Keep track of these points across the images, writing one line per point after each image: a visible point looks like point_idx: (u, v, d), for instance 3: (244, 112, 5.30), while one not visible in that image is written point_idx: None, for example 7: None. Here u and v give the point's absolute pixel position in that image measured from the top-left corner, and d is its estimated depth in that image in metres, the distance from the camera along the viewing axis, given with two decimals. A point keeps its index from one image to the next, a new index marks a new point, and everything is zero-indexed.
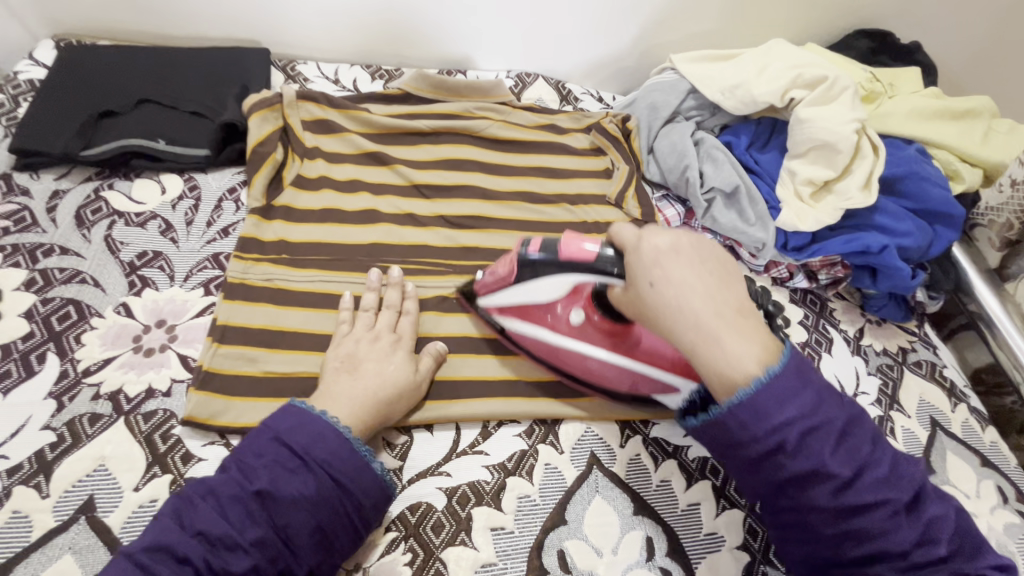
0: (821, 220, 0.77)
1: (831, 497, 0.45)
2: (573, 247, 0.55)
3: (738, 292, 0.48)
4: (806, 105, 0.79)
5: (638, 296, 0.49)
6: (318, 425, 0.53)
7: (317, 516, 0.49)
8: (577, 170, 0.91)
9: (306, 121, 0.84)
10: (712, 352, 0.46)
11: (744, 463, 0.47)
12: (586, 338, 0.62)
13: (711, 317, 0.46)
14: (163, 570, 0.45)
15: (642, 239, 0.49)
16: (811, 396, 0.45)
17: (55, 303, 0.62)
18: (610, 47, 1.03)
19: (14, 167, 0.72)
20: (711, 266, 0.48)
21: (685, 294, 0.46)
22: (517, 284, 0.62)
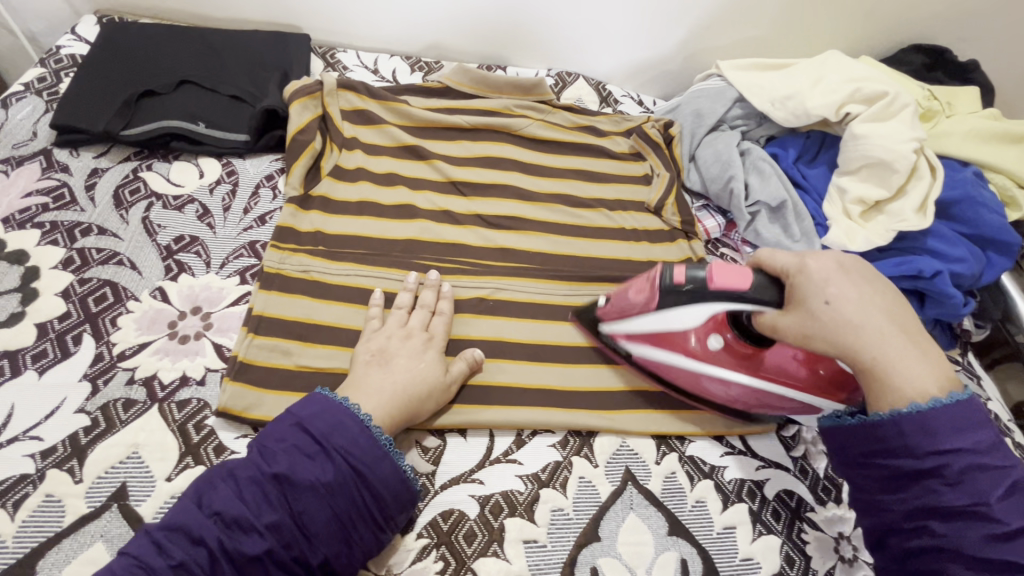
0: (872, 240, 0.74)
1: (984, 543, 0.43)
2: (727, 276, 0.53)
3: (904, 313, 0.50)
4: (863, 120, 0.77)
5: (808, 315, 0.50)
6: (340, 413, 0.52)
7: (333, 505, 0.49)
8: (617, 175, 0.89)
9: (345, 110, 0.83)
10: (899, 369, 0.47)
11: (887, 476, 0.47)
12: (720, 362, 0.62)
13: (891, 334, 0.48)
14: (177, 550, 0.45)
15: (809, 261, 0.51)
16: (986, 435, 0.45)
17: (91, 284, 0.61)
18: (655, 50, 1.01)
19: (53, 142, 0.72)
20: (877, 287, 0.50)
21: (860, 312, 0.48)
22: (655, 312, 0.60)
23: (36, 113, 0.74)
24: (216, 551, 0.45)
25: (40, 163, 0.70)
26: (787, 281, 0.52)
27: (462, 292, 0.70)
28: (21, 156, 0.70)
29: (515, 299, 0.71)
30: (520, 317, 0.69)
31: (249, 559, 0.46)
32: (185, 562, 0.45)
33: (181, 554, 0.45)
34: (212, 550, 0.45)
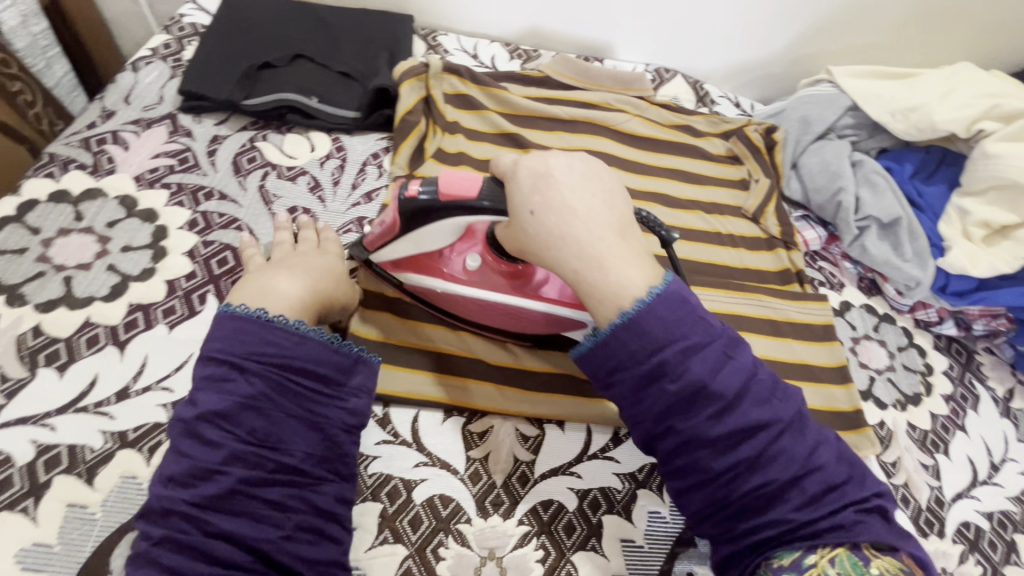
0: (996, 266, 0.72)
1: (711, 422, 0.43)
2: (456, 184, 0.49)
3: (619, 214, 0.47)
4: (998, 139, 0.74)
5: (520, 228, 0.47)
6: (230, 325, 0.46)
7: (277, 408, 0.44)
8: (713, 178, 0.86)
9: (447, 94, 0.83)
10: (598, 279, 0.45)
11: (629, 389, 0.44)
12: (484, 283, 0.57)
13: (590, 238, 0.45)
14: (155, 527, 0.40)
15: (519, 166, 0.47)
16: (690, 315, 0.44)
17: (215, 247, 0.64)
18: (760, 51, 0.97)
19: (179, 108, 0.75)
20: (589, 188, 0.47)
21: (565, 220, 0.45)
22: (404, 235, 0.55)
23: (163, 79, 0.77)
24: (188, 513, 0.40)
25: (167, 127, 0.73)
26: (504, 188, 0.48)
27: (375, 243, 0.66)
28: (150, 118, 0.73)
29: None
30: None
31: (226, 495, 0.41)
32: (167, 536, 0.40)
33: (158, 530, 0.40)
34: (184, 514, 0.40)
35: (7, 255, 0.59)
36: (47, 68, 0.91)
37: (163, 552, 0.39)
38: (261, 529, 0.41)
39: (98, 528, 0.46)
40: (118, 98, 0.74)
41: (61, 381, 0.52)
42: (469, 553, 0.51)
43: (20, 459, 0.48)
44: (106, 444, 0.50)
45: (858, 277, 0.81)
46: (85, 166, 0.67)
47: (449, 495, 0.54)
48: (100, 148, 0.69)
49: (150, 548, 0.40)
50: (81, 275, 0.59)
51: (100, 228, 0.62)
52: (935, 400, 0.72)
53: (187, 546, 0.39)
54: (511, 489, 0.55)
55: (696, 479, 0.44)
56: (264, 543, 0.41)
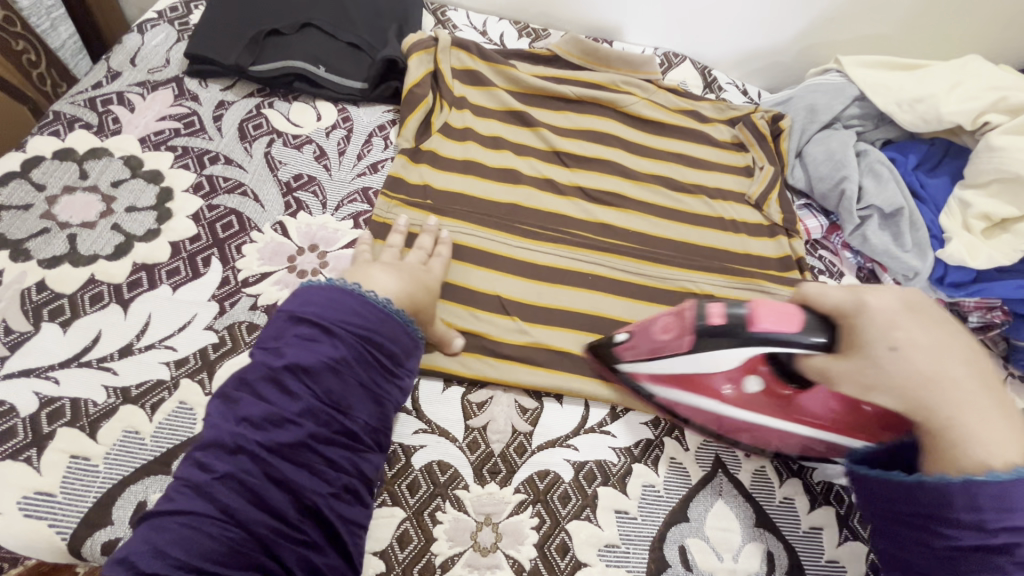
0: (994, 258, 0.72)
1: None
2: (775, 317, 0.49)
3: (984, 368, 0.46)
4: (1003, 132, 0.74)
5: (868, 360, 0.45)
6: (337, 294, 0.51)
7: (353, 376, 0.48)
8: (718, 164, 0.86)
9: (456, 69, 0.82)
10: (971, 431, 0.43)
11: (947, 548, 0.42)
12: (758, 406, 0.57)
13: (967, 387, 0.43)
14: (220, 464, 0.43)
15: (870, 299, 0.46)
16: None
17: (219, 211, 0.64)
18: (769, 40, 0.97)
19: (185, 71, 0.74)
20: (953, 332, 0.46)
21: (935, 362, 0.44)
22: (686, 353, 0.55)
23: (170, 41, 0.76)
24: (257, 454, 0.43)
25: (173, 90, 0.72)
26: (847, 321, 0.47)
27: (532, 255, 0.69)
28: (156, 81, 0.72)
29: (615, 275, 0.70)
30: (624, 295, 0.69)
31: (292, 446, 0.44)
32: (230, 472, 0.42)
33: (223, 465, 0.43)
34: (253, 454, 0.43)
35: (10, 211, 0.59)
36: (52, 29, 0.89)
37: (222, 490, 0.42)
38: (316, 481, 0.45)
39: (99, 480, 0.47)
40: (124, 59, 0.73)
41: (64, 336, 0.53)
42: (465, 518, 0.52)
43: (23, 410, 0.48)
44: (109, 399, 0.50)
45: (857, 267, 0.82)
46: (90, 126, 0.66)
47: (447, 462, 0.54)
48: (106, 108, 0.68)
49: (211, 482, 0.42)
50: (85, 233, 0.59)
51: (105, 187, 0.62)
52: None
53: (246, 486, 0.42)
54: (508, 459, 0.56)
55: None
56: (315, 496, 0.44)
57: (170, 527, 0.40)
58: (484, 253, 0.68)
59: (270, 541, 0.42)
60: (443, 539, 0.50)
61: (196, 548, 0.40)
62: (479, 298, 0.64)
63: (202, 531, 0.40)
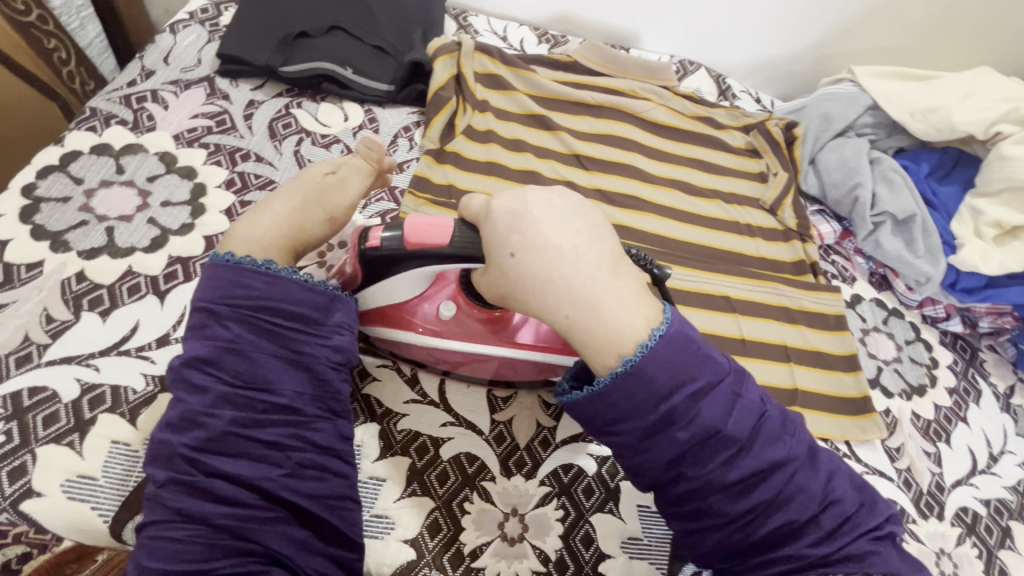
0: (1005, 265, 0.74)
1: (725, 467, 0.42)
2: (423, 230, 0.47)
3: (610, 247, 0.46)
4: (1014, 142, 0.76)
5: (501, 271, 0.45)
6: (221, 273, 0.46)
7: (259, 351, 0.45)
8: (734, 170, 0.87)
9: (478, 73, 0.84)
10: (592, 319, 0.43)
11: (632, 438, 0.42)
12: (461, 332, 0.56)
13: (582, 278, 0.43)
14: (159, 471, 0.41)
15: (494, 207, 0.46)
16: (696, 356, 0.43)
17: (252, 207, 0.65)
18: (784, 49, 0.99)
19: (217, 71, 0.76)
20: (579, 221, 0.46)
21: (552, 263, 0.43)
22: (371, 283, 0.53)
23: (201, 42, 0.78)
24: (186, 455, 0.41)
25: (205, 89, 0.74)
26: (483, 229, 0.46)
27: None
28: (188, 80, 0.74)
29: None
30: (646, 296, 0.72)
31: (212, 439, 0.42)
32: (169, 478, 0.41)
33: (161, 473, 0.41)
34: (183, 456, 0.41)
35: (50, 203, 0.60)
36: (81, 28, 0.90)
37: (167, 494, 0.41)
38: (260, 468, 0.43)
39: (142, 464, 0.48)
40: (157, 59, 0.75)
41: (104, 325, 0.54)
42: (492, 508, 0.53)
43: (66, 396, 0.50)
44: (147, 387, 0.52)
45: (869, 272, 0.83)
46: (125, 123, 0.68)
47: (475, 453, 0.56)
48: (140, 105, 0.70)
49: (158, 491, 0.41)
50: (122, 226, 0.60)
51: (141, 182, 0.64)
52: (939, 392, 0.74)
53: (200, 480, 0.41)
54: (533, 452, 0.57)
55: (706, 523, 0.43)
56: (266, 482, 0.43)
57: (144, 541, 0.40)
58: None
59: (241, 530, 0.41)
60: (471, 528, 0.52)
61: (168, 554, 0.39)
62: None
63: (164, 537, 0.40)
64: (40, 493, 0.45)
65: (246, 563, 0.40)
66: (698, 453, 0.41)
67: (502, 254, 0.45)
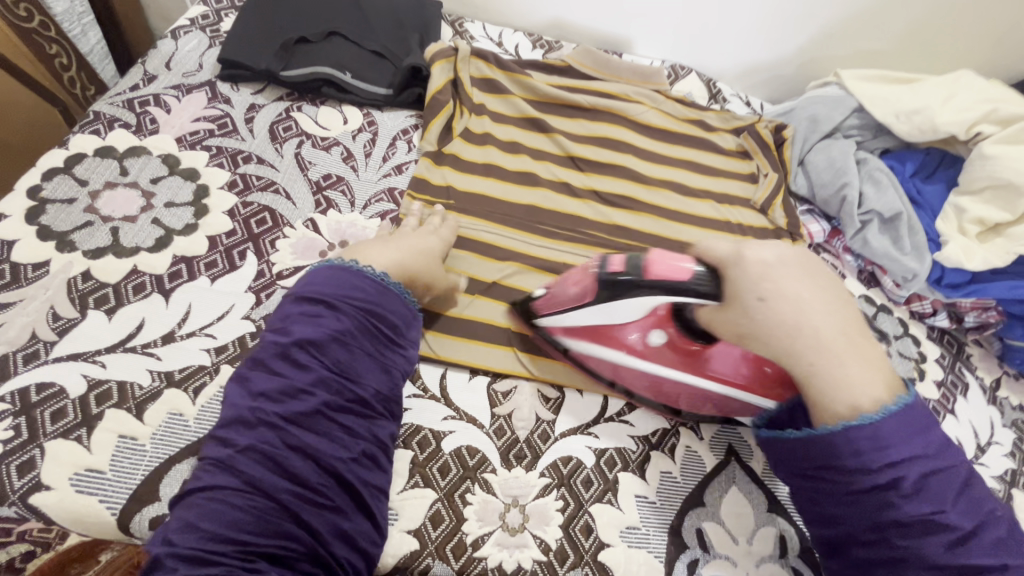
0: (988, 261, 0.76)
1: (946, 550, 0.42)
2: (666, 267, 0.51)
3: (852, 313, 0.48)
4: (995, 141, 0.79)
5: (742, 311, 0.47)
6: (350, 277, 0.51)
7: (357, 347, 0.49)
8: (724, 171, 0.89)
9: (474, 78, 0.86)
10: (835, 376, 0.45)
11: (844, 490, 0.45)
12: (661, 359, 0.60)
13: (831, 337, 0.45)
14: (240, 436, 0.43)
15: (746, 252, 0.48)
16: (935, 436, 0.44)
17: (253, 208, 0.66)
18: (772, 53, 1.02)
19: (217, 76, 0.77)
20: (823, 282, 0.48)
21: (801, 314, 0.45)
22: (590, 304, 0.58)
23: (202, 47, 0.80)
24: (277, 424, 0.44)
25: (206, 93, 0.75)
26: (725, 272, 0.49)
27: (550, 254, 0.73)
28: (190, 84, 0.75)
29: None
30: None
31: (306, 414, 0.45)
32: (253, 444, 0.43)
33: (245, 438, 0.43)
34: (273, 424, 0.44)
35: (55, 204, 0.61)
36: (82, 35, 0.92)
37: (245, 461, 0.42)
38: (334, 447, 0.45)
39: (147, 458, 0.49)
40: (159, 63, 0.76)
41: (110, 323, 0.55)
42: (494, 499, 0.54)
43: (72, 392, 0.50)
44: (153, 382, 0.52)
45: (858, 270, 0.85)
46: (128, 126, 0.69)
47: (475, 446, 0.57)
48: (143, 109, 0.71)
49: (233, 455, 0.42)
50: (127, 226, 0.61)
51: (145, 184, 0.65)
52: (928, 385, 0.76)
53: (219, 464, 0.42)
54: (533, 445, 0.58)
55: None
56: (337, 463, 0.45)
57: (198, 503, 0.40)
58: (504, 251, 0.71)
59: (295, 507, 0.42)
60: (473, 518, 0.53)
61: (226, 520, 0.40)
62: (507, 293, 0.68)
63: (227, 502, 0.40)
64: (48, 487, 0.46)
65: (280, 544, 0.40)
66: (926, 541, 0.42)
67: (747, 295, 0.47)
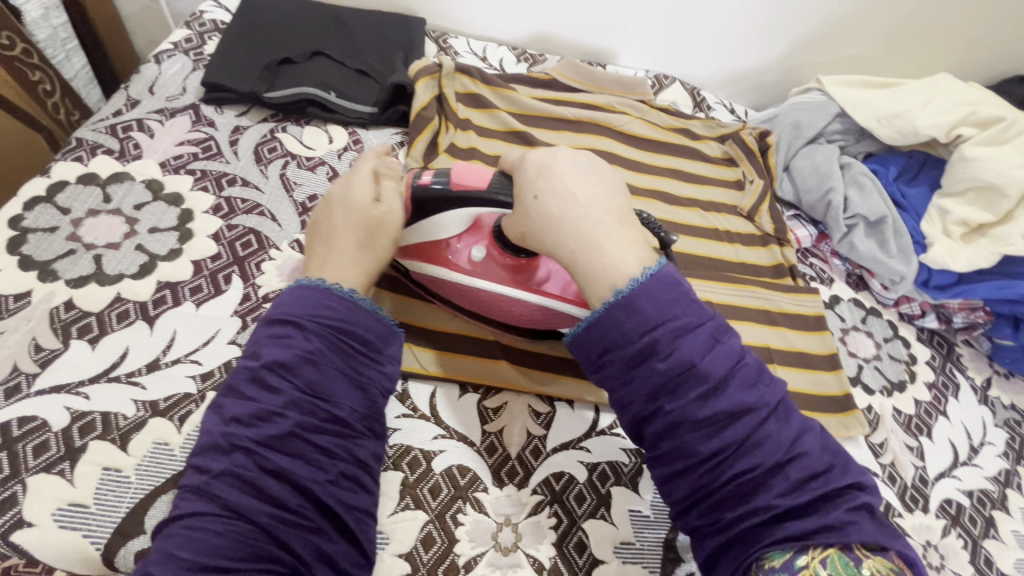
0: (974, 261, 0.77)
1: (700, 403, 0.43)
2: (469, 177, 0.55)
3: (620, 205, 0.51)
4: (976, 143, 0.80)
5: (523, 213, 0.51)
6: (317, 294, 0.49)
7: (327, 366, 0.47)
8: (711, 178, 0.90)
9: (459, 93, 0.86)
10: (592, 257, 0.47)
11: (620, 367, 0.45)
12: (486, 274, 0.61)
13: (589, 222, 0.48)
14: (214, 463, 0.42)
15: (528, 157, 0.53)
16: (682, 300, 0.45)
17: (238, 231, 0.66)
18: (754, 61, 1.03)
19: (201, 99, 0.77)
20: (595, 179, 0.51)
21: (566, 206, 0.49)
22: (415, 220, 0.59)
23: (185, 71, 0.80)
24: (250, 449, 0.43)
25: (190, 116, 0.75)
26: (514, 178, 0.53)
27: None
28: (174, 108, 0.75)
29: None
30: None
31: (279, 437, 0.43)
32: (228, 470, 0.42)
33: (219, 464, 0.42)
34: (246, 449, 0.43)
35: (37, 233, 0.61)
36: (66, 60, 0.92)
37: (222, 487, 0.41)
38: (311, 470, 0.44)
39: (132, 491, 0.48)
40: (142, 89, 0.76)
41: (93, 353, 0.54)
42: (486, 519, 0.54)
43: (55, 424, 0.50)
44: (138, 412, 0.52)
45: (846, 273, 0.86)
46: (111, 152, 0.69)
47: (466, 465, 0.56)
48: (126, 134, 0.71)
49: (209, 481, 0.42)
50: (110, 253, 0.61)
51: (128, 210, 0.65)
52: (919, 387, 0.77)
53: (195, 490, 0.42)
54: (524, 461, 0.58)
55: (683, 464, 0.43)
56: (314, 485, 0.43)
57: (177, 532, 0.40)
58: None
59: (273, 529, 0.41)
60: (465, 539, 0.52)
61: (205, 546, 0.39)
62: None
63: (204, 528, 0.40)
64: (31, 523, 0.45)
65: (268, 567, 0.40)
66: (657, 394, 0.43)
67: (527, 197, 0.51)
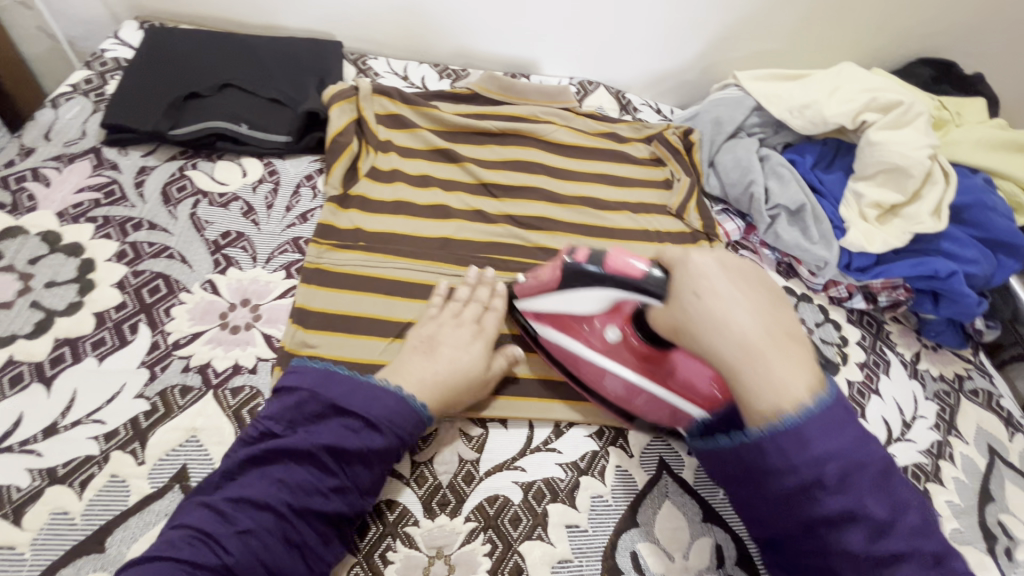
0: (888, 242, 0.80)
1: (866, 542, 0.44)
2: (622, 264, 0.53)
3: (789, 317, 0.47)
4: (879, 128, 0.83)
5: (681, 307, 0.48)
6: (390, 400, 0.53)
7: (381, 466, 0.52)
8: (638, 179, 0.90)
9: (380, 114, 0.84)
10: (756, 378, 0.44)
11: (775, 494, 0.45)
12: (619, 359, 0.60)
13: (757, 337, 0.44)
14: (241, 517, 0.47)
15: (693, 253, 0.48)
16: (854, 433, 0.44)
17: (145, 276, 0.64)
18: (674, 62, 1.05)
19: (102, 141, 0.74)
20: (760, 285, 0.47)
21: (730, 311, 0.45)
22: (559, 293, 0.60)
23: (85, 113, 0.77)
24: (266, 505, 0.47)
25: (91, 161, 0.72)
26: (672, 274, 0.50)
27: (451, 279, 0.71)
28: (72, 154, 0.72)
29: None
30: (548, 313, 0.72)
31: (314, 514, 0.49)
32: (253, 529, 0.46)
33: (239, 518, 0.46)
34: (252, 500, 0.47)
35: None
36: None
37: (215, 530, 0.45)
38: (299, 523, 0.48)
39: (27, 568, 0.46)
40: (37, 135, 0.73)
41: None
42: (417, 554, 0.52)
43: None
44: (34, 482, 0.49)
45: (776, 262, 0.88)
46: (4, 206, 0.66)
47: (395, 500, 0.55)
48: (20, 186, 0.68)
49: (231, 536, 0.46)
50: (3, 314, 0.58)
51: (22, 266, 0.62)
52: (851, 368, 0.78)
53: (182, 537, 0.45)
54: (457, 489, 0.57)
55: None
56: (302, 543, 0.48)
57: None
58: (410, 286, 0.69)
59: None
60: None
61: None
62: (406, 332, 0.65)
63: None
64: None
65: None
66: (818, 524, 0.44)
67: (685, 292, 0.47)
